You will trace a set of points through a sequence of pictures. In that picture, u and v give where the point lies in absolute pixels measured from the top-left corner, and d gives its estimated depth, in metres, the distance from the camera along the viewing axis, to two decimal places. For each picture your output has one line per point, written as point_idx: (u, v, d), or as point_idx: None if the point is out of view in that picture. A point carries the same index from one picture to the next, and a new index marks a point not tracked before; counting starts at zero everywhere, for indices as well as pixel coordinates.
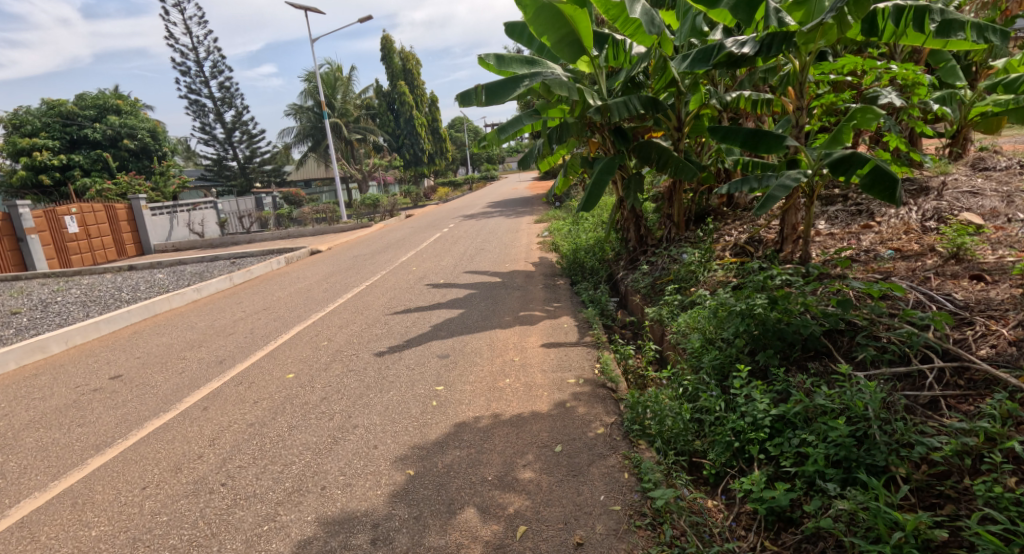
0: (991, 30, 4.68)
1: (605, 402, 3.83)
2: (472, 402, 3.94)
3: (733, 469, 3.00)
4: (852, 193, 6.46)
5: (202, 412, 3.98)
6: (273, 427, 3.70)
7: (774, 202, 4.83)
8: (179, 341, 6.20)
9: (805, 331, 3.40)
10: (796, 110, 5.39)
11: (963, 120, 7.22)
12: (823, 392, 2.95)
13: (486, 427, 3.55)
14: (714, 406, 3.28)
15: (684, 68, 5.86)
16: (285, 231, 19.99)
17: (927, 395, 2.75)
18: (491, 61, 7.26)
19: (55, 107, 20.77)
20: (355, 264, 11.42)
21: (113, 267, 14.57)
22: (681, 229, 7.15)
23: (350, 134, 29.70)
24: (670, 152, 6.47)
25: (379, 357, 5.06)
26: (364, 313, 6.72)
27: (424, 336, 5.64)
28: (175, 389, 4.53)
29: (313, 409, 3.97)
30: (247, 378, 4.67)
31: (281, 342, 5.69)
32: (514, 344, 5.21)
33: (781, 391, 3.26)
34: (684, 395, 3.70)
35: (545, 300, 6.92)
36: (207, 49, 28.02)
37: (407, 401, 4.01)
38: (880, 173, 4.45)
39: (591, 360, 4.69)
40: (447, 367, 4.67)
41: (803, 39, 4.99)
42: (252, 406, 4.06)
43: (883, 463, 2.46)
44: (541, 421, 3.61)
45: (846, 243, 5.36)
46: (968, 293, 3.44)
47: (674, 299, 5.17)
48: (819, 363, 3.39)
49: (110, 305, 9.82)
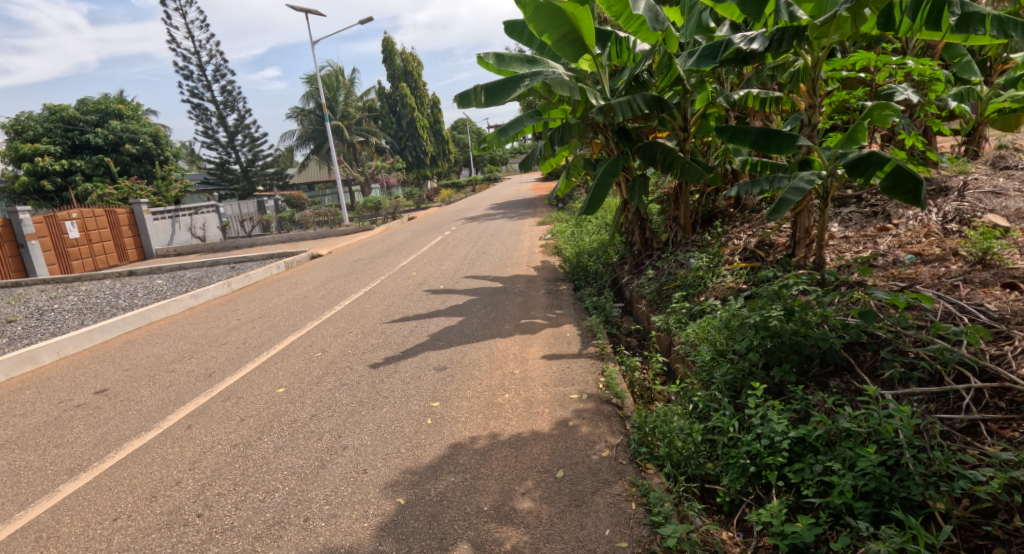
0: (1011, 24, 4.36)
1: (610, 420, 3.60)
2: (469, 421, 3.71)
3: (749, 497, 2.77)
4: (866, 194, 6.21)
5: (185, 431, 3.77)
6: (258, 448, 3.48)
7: (787, 206, 4.58)
8: (171, 352, 6.01)
9: (825, 344, 3.16)
10: (808, 108, 5.10)
11: (981, 116, 6.95)
12: (848, 413, 2.71)
13: (484, 449, 3.33)
14: (728, 427, 3.06)
15: (691, 65, 5.64)
16: (287, 235, 19.84)
17: (965, 420, 2.52)
18: (490, 60, 7.07)
19: (57, 112, 20.80)
20: (355, 269, 11.25)
21: (112, 272, 14.42)
22: (687, 233, 6.94)
23: (353, 136, 29.63)
24: (676, 153, 6.22)
25: (374, 369, 4.84)
26: (360, 321, 6.51)
27: (421, 346, 5.42)
28: (160, 404, 4.33)
29: (300, 428, 3.76)
30: (236, 393, 4.46)
31: (273, 354, 5.48)
32: (515, 355, 4.98)
33: (800, 411, 3.04)
34: (694, 412, 3.48)
35: (547, 307, 6.69)
36: (209, 53, 27.95)
37: (401, 419, 3.79)
38: (901, 172, 4.23)
39: (594, 373, 4.45)
40: (444, 381, 4.45)
41: (816, 33, 4.73)
42: (238, 424, 3.85)
43: (920, 498, 2.24)
44: (542, 442, 3.38)
45: (862, 247, 5.11)
46: (1001, 303, 3.20)
47: (681, 307, 4.94)
48: (840, 379, 3.15)
49: (107, 312, 9.65)
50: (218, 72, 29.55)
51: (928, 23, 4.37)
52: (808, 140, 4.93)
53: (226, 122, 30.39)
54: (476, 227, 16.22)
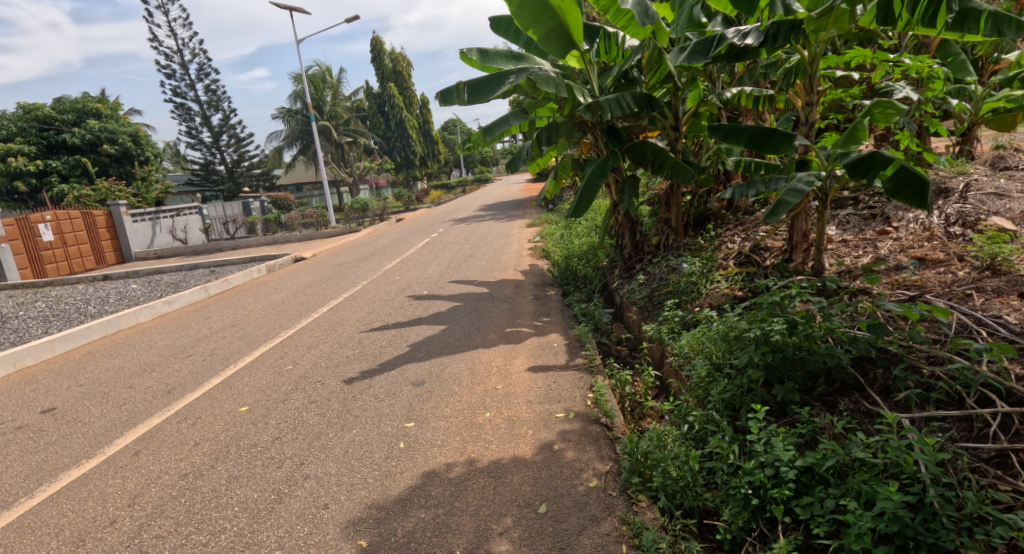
0: (1005, 22, 4.10)
1: (599, 443, 3.30)
2: (445, 444, 3.41)
3: (752, 535, 2.49)
4: (864, 196, 5.98)
5: (131, 458, 3.44)
6: (209, 479, 3.16)
7: (786, 208, 4.32)
8: (132, 365, 5.64)
9: (831, 361, 2.90)
10: (804, 106, 4.89)
11: (975, 116, 6.71)
12: (860, 440, 2.45)
13: (458, 479, 3.03)
14: (728, 454, 2.77)
15: (682, 60, 5.36)
16: (271, 237, 19.36)
17: (993, 450, 2.25)
18: (474, 56, 6.80)
19: (31, 111, 20.11)
20: (337, 273, 10.87)
21: (86, 276, 13.91)
22: (679, 235, 6.66)
23: (340, 137, 29.17)
24: (666, 153, 5.95)
25: (347, 385, 4.50)
26: (337, 330, 6.17)
27: (399, 358, 5.09)
28: (110, 426, 3.99)
29: (259, 454, 3.42)
30: (193, 413, 4.11)
31: (240, 367, 5.14)
32: (498, 369, 4.65)
33: (807, 435, 2.76)
34: (690, 434, 3.21)
35: (534, 314, 6.38)
36: (192, 53, 27.25)
37: (371, 443, 3.47)
38: (905, 174, 4.01)
39: (583, 388, 4.14)
40: (421, 398, 4.12)
41: (813, 26, 4.47)
42: (191, 450, 3.52)
43: (951, 545, 1.96)
44: (523, 471, 3.07)
45: (861, 251, 4.86)
46: (1021, 315, 2.93)
47: (674, 316, 4.67)
48: (849, 399, 2.87)
49: (74, 319, 9.23)
50: (202, 71, 28.98)
51: (924, 22, 4.09)
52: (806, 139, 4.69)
53: (210, 122, 29.79)
54: (465, 229, 15.86)
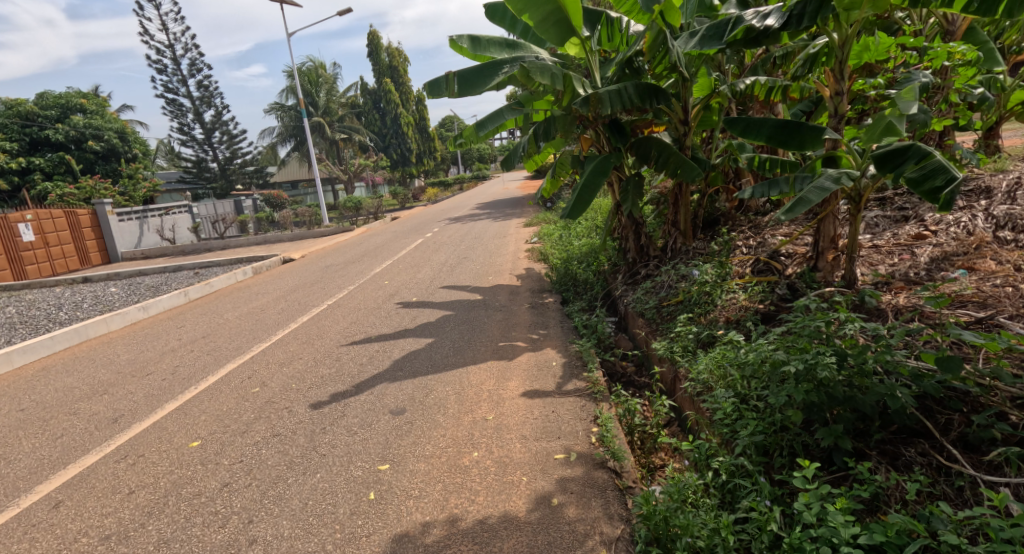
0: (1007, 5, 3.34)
1: (606, 497, 2.76)
2: (423, 495, 2.87)
3: None
4: (892, 196, 5.41)
5: (48, 513, 2.91)
6: (134, 544, 2.63)
7: (803, 207, 3.82)
8: (85, 385, 5.07)
9: (893, 402, 2.35)
10: (833, 96, 4.22)
11: (1004, 108, 5.97)
12: (946, 517, 1.95)
13: (436, 546, 2.50)
14: (768, 521, 2.23)
15: (692, 46, 4.74)
16: (261, 237, 18.74)
17: None
18: (464, 43, 6.17)
19: (13, 107, 19.24)
20: (323, 277, 10.29)
21: (65, 279, 13.35)
22: (688, 238, 6.05)
23: (335, 134, 28.50)
24: (671, 149, 5.37)
25: (316, 413, 3.94)
26: (314, 344, 5.61)
27: (378, 379, 4.53)
28: (36, 466, 3.45)
29: (202, 507, 2.87)
30: (135, 449, 3.56)
31: (201, 389, 4.59)
32: (489, 394, 4.08)
33: (870, 500, 2.24)
34: (717, 486, 2.65)
35: (531, 326, 5.81)
36: (184, 48, 26.61)
37: (335, 494, 2.92)
38: (937, 168, 3.37)
39: (586, 420, 3.57)
40: (399, 432, 3.55)
41: (844, 5, 3.87)
42: (123, 500, 2.98)
43: None
44: (515, 535, 2.54)
45: (898, 258, 4.28)
46: None
47: (687, 333, 4.13)
48: (915, 451, 2.36)
49: (41, 328, 8.61)
50: (193, 67, 28.40)
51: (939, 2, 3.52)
52: (836, 133, 4.08)
53: (202, 119, 29.16)
54: (462, 228, 15.28)
